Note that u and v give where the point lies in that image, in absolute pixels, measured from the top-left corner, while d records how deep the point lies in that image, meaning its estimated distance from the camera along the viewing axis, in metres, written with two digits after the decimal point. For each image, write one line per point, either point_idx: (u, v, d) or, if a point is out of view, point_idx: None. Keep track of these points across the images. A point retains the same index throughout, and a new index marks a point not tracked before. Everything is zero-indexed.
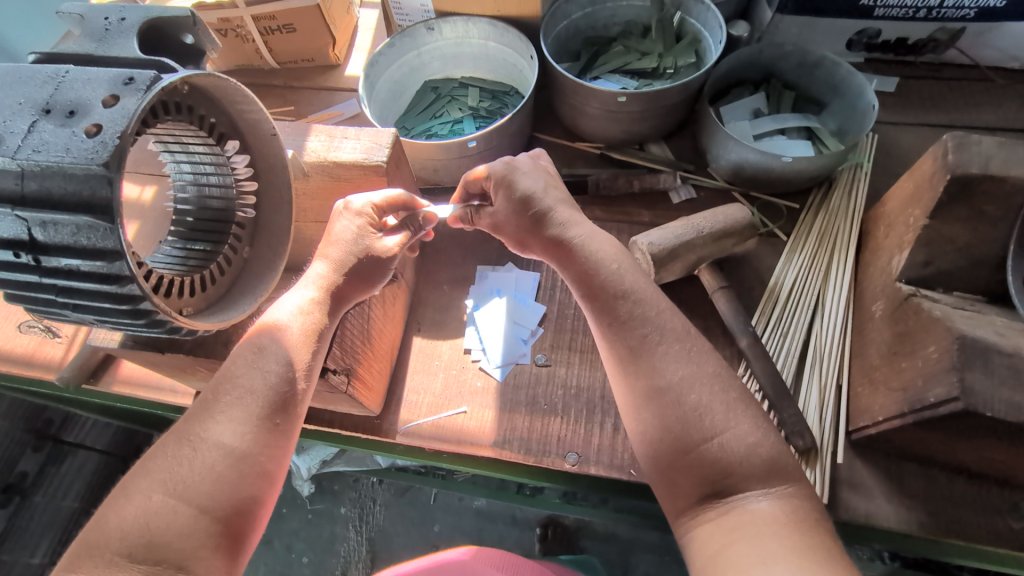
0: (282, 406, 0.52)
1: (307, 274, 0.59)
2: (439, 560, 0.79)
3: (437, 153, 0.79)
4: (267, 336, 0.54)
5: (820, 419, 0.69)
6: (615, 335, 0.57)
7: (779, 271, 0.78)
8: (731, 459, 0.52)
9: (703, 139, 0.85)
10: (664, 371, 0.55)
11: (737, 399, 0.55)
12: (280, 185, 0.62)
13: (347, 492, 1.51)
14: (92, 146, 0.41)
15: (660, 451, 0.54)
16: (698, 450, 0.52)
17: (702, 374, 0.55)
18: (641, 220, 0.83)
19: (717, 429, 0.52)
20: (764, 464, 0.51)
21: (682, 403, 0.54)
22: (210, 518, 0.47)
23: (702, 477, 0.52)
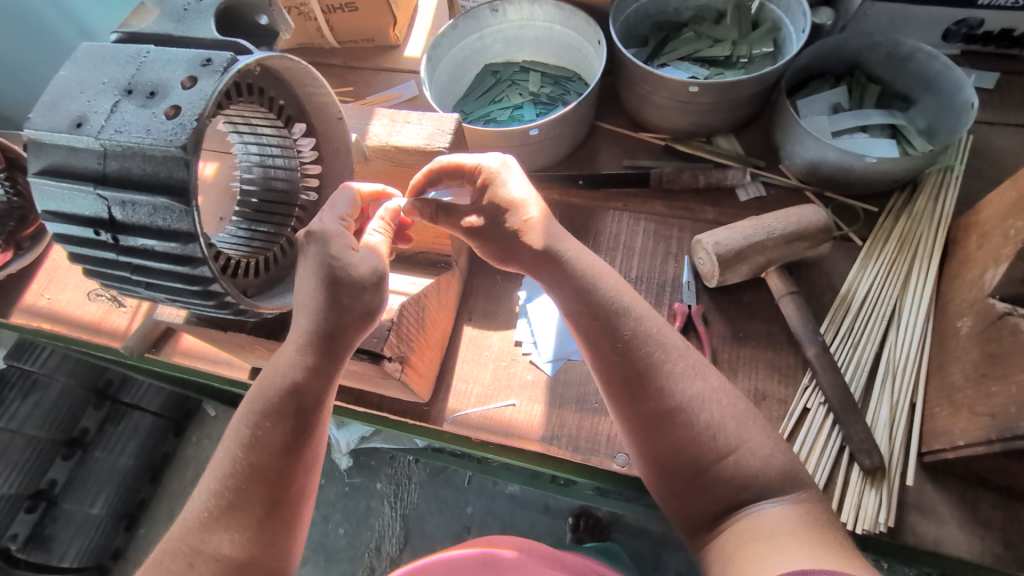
0: (306, 399, 0.53)
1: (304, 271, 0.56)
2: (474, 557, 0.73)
3: (498, 140, 0.77)
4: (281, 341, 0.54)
5: (890, 437, 0.65)
6: (616, 359, 0.57)
7: (852, 278, 0.73)
8: (748, 476, 0.53)
9: (776, 134, 0.80)
10: (675, 388, 0.56)
11: (745, 412, 0.56)
12: (344, 169, 0.62)
13: (383, 468, 1.54)
14: (171, 128, 0.41)
15: (679, 471, 0.55)
16: (715, 469, 0.53)
17: (713, 392, 0.57)
18: (704, 217, 0.79)
19: (732, 448, 0.54)
20: (780, 476, 0.53)
21: (693, 422, 0.54)
22: None
23: (719, 495, 0.53)
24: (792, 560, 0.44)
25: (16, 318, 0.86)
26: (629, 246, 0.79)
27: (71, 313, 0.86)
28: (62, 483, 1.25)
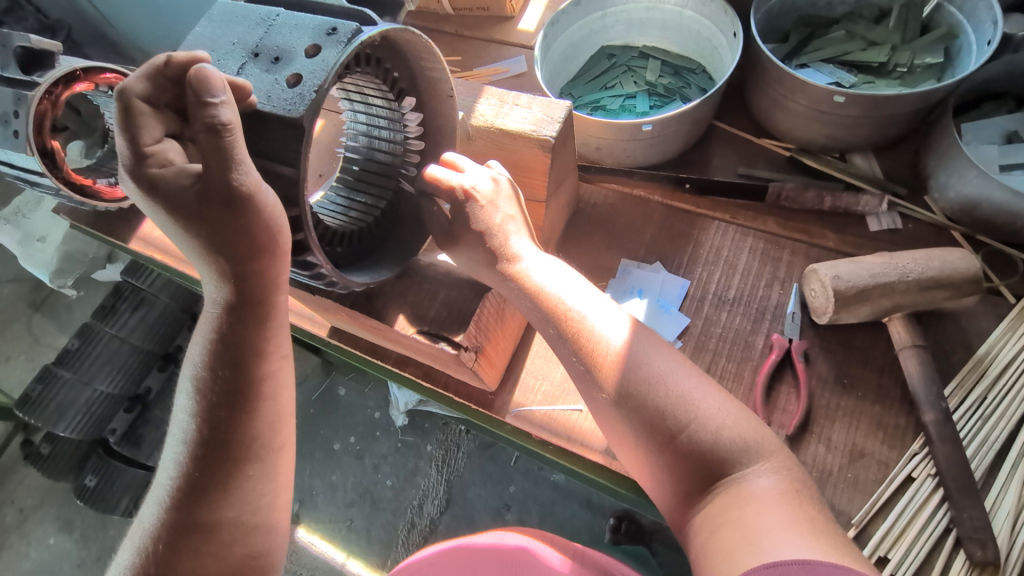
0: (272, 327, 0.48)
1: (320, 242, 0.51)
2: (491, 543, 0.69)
3: (606, 132, 0.73)
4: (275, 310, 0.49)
5: (1012, 530, 0.56)
6: (567, 350, 0.54)
7: (995, 340, 0.63)
8: (714, 451, 0.48)
9: (928, 160, 0.70)
10: (637, 366, 0.51)
11: (699, 380, 0.51)
12: (446, 148, 0.60)
13: (436, 432, 1.57)
14: (291, 97, 0.40)
15: (646, 452, 0.50)
16: (676, 443, 0.48)
17: (663, 354, 0.52)
18: (824, 243, 0.71)
19: (687, 417, 0.48)
20: (736, 443, 0.47)
21: (642, 402, 0.50)
22: None
23: (699, 473, 0.48)
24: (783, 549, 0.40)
25: (132, 244, 0.93)
26: (731, 263, 0.72)
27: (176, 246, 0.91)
28: (156, 391, 1.38)
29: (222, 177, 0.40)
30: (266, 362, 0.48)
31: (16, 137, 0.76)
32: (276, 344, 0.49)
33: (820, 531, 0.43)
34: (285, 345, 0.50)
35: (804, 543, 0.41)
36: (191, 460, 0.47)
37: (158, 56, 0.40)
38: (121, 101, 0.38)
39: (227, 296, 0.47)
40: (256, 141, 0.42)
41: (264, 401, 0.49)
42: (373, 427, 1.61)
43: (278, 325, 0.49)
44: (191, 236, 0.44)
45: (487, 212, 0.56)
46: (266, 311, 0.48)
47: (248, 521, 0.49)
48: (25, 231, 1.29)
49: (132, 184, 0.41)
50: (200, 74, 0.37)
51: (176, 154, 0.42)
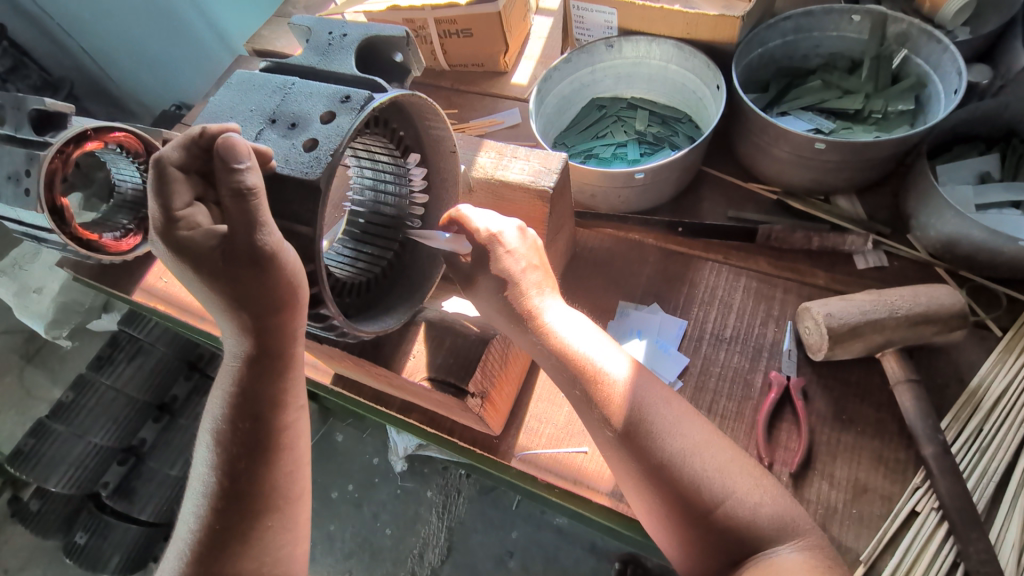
0: (289, 377, 0.50)
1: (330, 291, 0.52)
2: None
3: (601, 180, 0.76)
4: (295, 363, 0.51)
5: (1018, 562, 0.57)
6: (596, 414, 0.53)
7: (985, 372, 0.65)
8: (752, 530, 0.48)
9: (908, 200, 0.74)
10: (677, 441, 0.51)
11: (731, 456, 0.51)
12: (449, 199, 0.62)
13: (435, 477, 1.55)
14: (308, 160, 0.43)
15: (676, 525, 0.50)
16: (712, 519, 0.48)
17: (698, 427, 0.52)
18: (814, 281, 0.74)
19: (726, 495, 0.49)
20: (772, 522, 0.48)
21: (678, 476, 0.49)
22: None
23: (730, 546, 0.48)
24: None
25: (135, 295, 0.94)
26: (726, 303, 0.74)
27: (179, 298, 0.93)
28: (150, 442, 1.35)
29: (248, 239, 0.42)
30: (283, 412, 0.49)
31: (26, 195, 0.78)
32: (293, 395, 0.50)
33: None
34: (300, 396, 0.51)
35: None
36: (211, 513, 0.47)
37: (194, 128, 0.42)
38: (156, 168, 0.41)
39: (247, 349, 0.48)
40: (276, 201, 0.45)
41: (282, 451, 0.49)
42: (372, 473, 1.59)
43: (295, 374, 0.50)
44: (216, 292, 0.45)
45: (513, 261, 0.56)
46: (283, 362, 0.49)
47: (268, 572, 0.48)
48: (21, 283, 1.29)
49: (162, 245, 0.43)
50: (228, 143, 0.39)
51: (204, 218, 0.43)
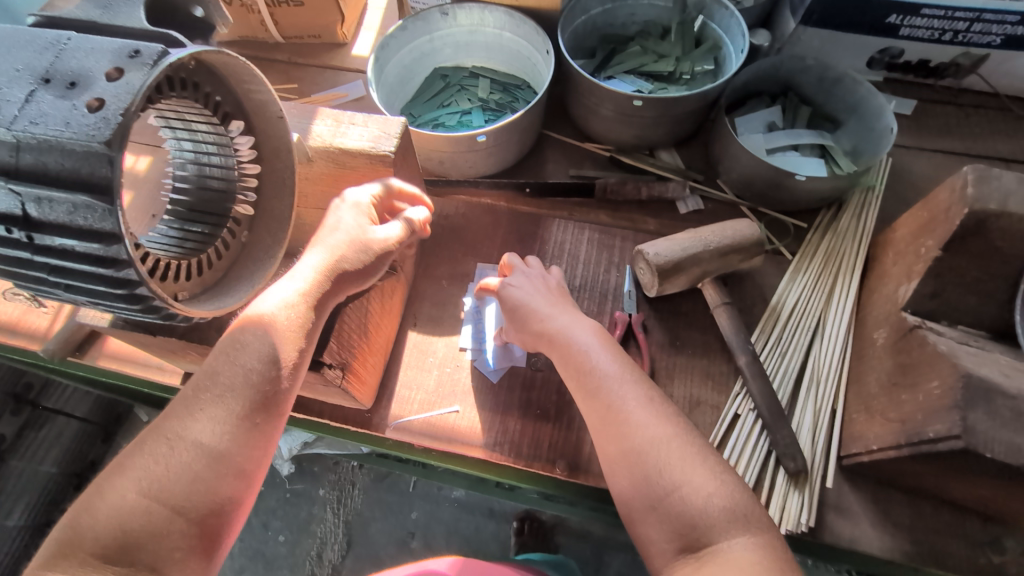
0: (263, 401, 0.47)
1: (299, 265, 0.52)
2: (424, 569, 0.76)
3: (446, 145, 0.77)
4: (248, 332, 0.48)
5: (812, 439, 0.68)
6: (582, 394, 0.59)
7: (781, 290, 0.77)
8: (669, 473, 0.52)
9: (715, 149, 0.84)
10: (615, 405, 0.56)
11: (667, 420, 0.55)
12: (283, 168, 0.60)
13: (327, 475, 1.50)
14: (93, 121, 0.38)
15: (624, 485, 0.54)
16: (635, 461, 0.53)
17: (635, 400, 0.56)
18: (646, 228, 0.82)
19: (648, 440, 0.53)
20: (695, 481, 0.51)
21: (626, 436, 0.54)
22: (186, 519, 0.43)
23: (661, 502, 0.51)
24: None
25: None
26: (573, 254, 0.80)
27: None
28: None
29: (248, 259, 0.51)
30: (285, 405, 0.49)
31: None
32: (239, 437, 0.46)
33: None
34: (253, 437, 0.47)
35: None
36: None
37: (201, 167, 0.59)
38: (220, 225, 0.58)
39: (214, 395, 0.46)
40: (53, 168, 0.40)
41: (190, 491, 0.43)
42: None
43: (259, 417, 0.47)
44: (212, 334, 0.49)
45: (342, 221, 0.56)
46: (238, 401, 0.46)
47: None
48: None
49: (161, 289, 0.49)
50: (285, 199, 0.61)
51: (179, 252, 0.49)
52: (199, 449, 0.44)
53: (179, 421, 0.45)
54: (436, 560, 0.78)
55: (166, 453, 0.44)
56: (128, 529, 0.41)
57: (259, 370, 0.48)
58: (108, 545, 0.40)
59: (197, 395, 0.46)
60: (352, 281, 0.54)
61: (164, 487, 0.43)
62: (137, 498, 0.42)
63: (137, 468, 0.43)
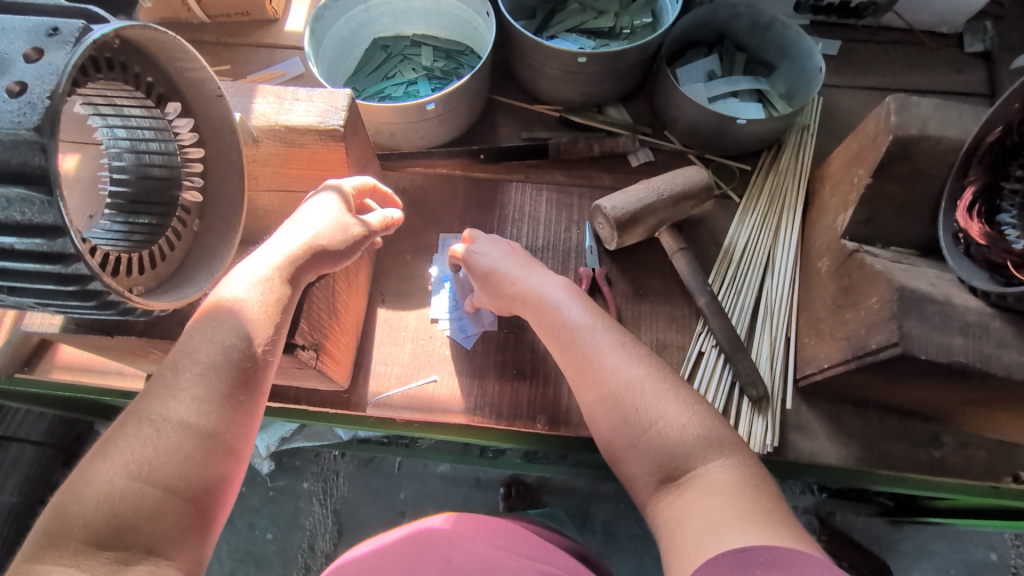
0: (244, 380, 0.48)
1: (269, 251, 0.53)
2: (419, 528, 0.71)
3: (395, 117, 0.76)
4: (217, 314, 0.49)
5: (771, 367, 0.72)
6: (558, 347, 0.61)
7: (732, 231, 0.81)
8: (646, 409, 0.55)
9: (660, 101, 0.86)
10: (592, 354, 0.59)
11: (648, 360, 0.58)
12: (229, 150, 0.58)
13: (308, 467, 1.50)
14: (16, 107, 0.36)
15: (606, 430, 0.56)
16: (613, 403, 0.56)
17: (612, 347, 0.59)
18: (601, 184, 0.84)
19: (622, 380, 0.56)
20: (673, 418, 0.54)
21: (603, 384, 0.57)
22: (181, 498, 0.42)
23: (643, 441, 0.54)
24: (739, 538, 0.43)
25: None
26: (533, 216, 0.81)
27: None
28: None
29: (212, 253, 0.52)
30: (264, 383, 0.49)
31: None
32: (226, 415, 0.46)
33: (777, 516, 0.46)
34: (238, 416, 0.47)
35: (761, 531, 0.44)
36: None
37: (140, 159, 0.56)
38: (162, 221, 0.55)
39: (196, 378, 0.46)
40: None
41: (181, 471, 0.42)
42: None
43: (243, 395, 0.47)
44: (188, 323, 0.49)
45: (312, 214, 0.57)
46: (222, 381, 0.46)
47: None
48: None
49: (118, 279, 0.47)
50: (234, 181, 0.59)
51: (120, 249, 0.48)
52: (187, 428, 0.44)
53: (159, 402, 0.44)
54: (431, 518, 0.73)
55: (152, 433, 0.43)
56: (121, 512, 0.40)
57: (238, 346, 0.48)
58: (102, 530, 0.39)
59: (177, 373, 0.46)
60: (320, 267, 0.56)
61: (154, 468, 0.42)
62: (126, 480, 0.41)
63: (122, 452, 0.42)
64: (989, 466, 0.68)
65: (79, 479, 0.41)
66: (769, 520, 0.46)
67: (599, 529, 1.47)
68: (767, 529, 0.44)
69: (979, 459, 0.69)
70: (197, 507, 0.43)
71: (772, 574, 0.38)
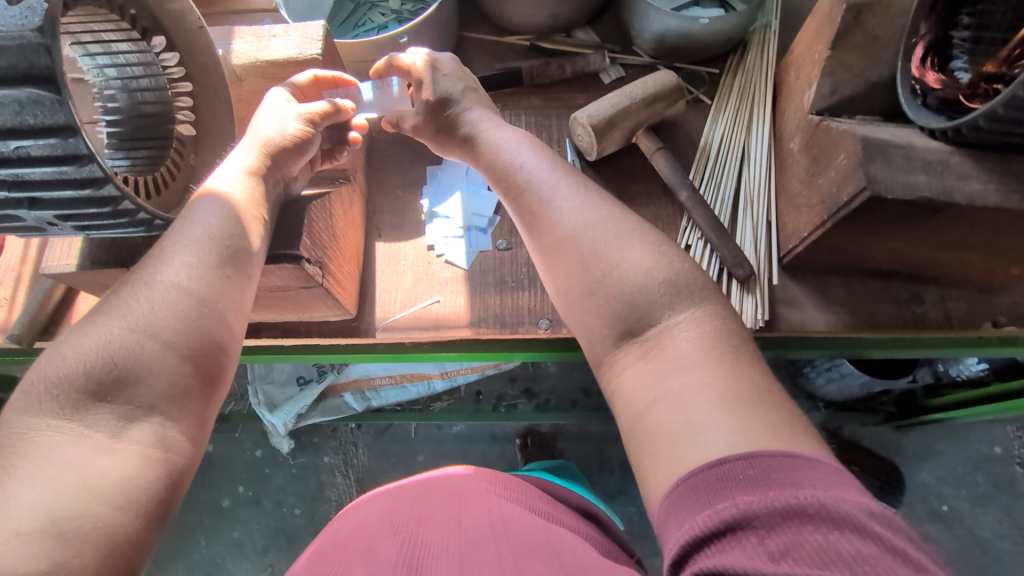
0: (231, 256, 0.53)
1: (240, 148, 0.59)
2: (445, 474, 0.74)
3: (371, 53, 0.79)
4: (206, 207, 0.54)
5: (756, 250, 0.76)
6: (518, 204, 0.64)
7: (707, 131, 0.84)
8: (609, 255, 0.58)
9: (625, 18, 0.89)
10: (552, 209, 0.61)
11: (632, 231, 0.59)
12: (216, 83, 0.61)
13: (327, 442, 1.54)
14: (17, 12, 0.38)
15: (567, 279, 0.59)
16: (570, 248, 0.59)
17: (575, 203, 0.61)
18: (577, 103, 0.87)
19: (583, 226, 0.59)
20: (639, 273, 0.56)
21: (579, 245, 0.59)
22: (178, 355, 0.49)
23: (607, 294, 0.57)
24: (723, 437, 0.46)
25: None
26: None
27: None
28: None
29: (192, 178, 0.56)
30: (252, 264, 0.55)
31: None
32: (213, 289, 0.52)
33: (735, 382, 0.50)
34: (225, 292, 0.53)
35: (732, 420, 0.47)
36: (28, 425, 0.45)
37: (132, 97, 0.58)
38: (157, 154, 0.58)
39: (185, 254, 0.52)
40: None
41: (173, 332, 0.49)
42: (259, 465, 1.53)
43: (229, 277, 0.53)
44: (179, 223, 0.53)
45: (267, 111, 0.62)
46: (210, 254, 0.53)
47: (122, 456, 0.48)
48: None
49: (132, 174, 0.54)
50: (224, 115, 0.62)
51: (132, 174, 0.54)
52: (180, 291, 0.51)
53: (155, 269, 0.51)
54: (454, 468, 0.75)
55: (150, 296, 0.50)
56: (123, 366, 0.47)
57: (216, 230, 0.53)
58: (105, 382, 0.47)
59: (169, 247, 0.52)
60: (289, 159, 0.62)
61: (151, 325, 0.49)
62: (127, 333, 0.48)
63: (125, 311, 0.49)
64: (968, 315, 0.72)
65: (86, 334, 0.49)
66: (744, 405, 0.48)
67: (617, 468, 1.50)
68: (745, 424, 0.47)
69: (960, 310, 0.73)
70: (192, 367, 0.49)
71: (751, 492, 0.42)
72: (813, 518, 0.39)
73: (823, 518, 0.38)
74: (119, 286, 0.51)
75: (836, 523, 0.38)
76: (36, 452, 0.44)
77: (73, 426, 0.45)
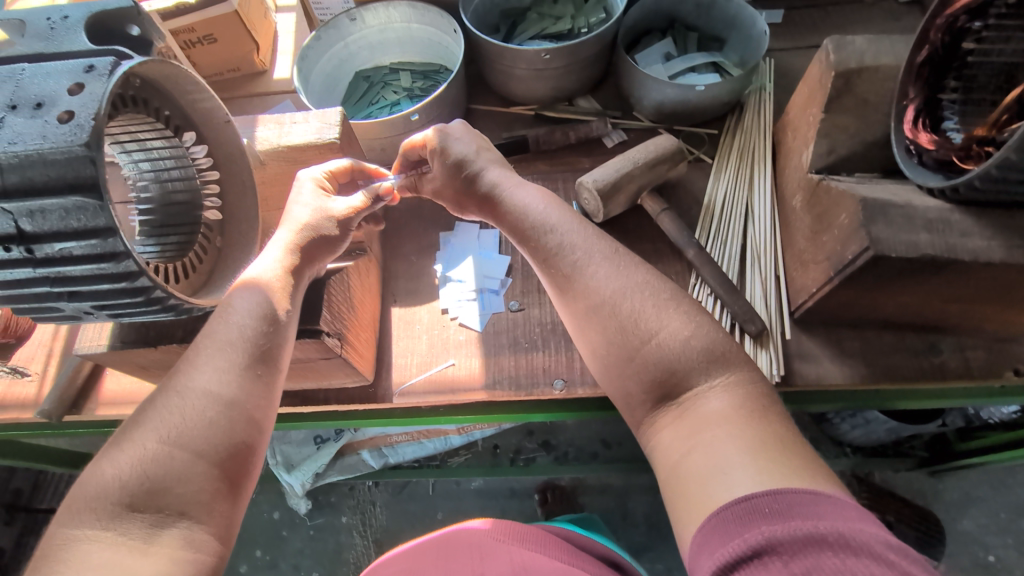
0: (262, 355, 0.56)
1: (275, 240, 0.63)
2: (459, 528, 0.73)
3: (384, 130, 0.83)
4: (247, 292, 0.57)
5: (767, 305, 0.77)
6: (551, 267, 0.65)
7: (711, 189, 0.86)
8: (647, 322, 0.58)
9: (624, 86, 0.93)
10: (587, 275, 0.62)
11: (669, 300, 0.60)
12: (241, 170, 0.65)
13: (345, 501, 1.52)
14: (68, 130, 0.42)
15: (604, 345, 0.60)
16: (608, 314, 0.60)
17: (611, 272, 0.62)
18: (582, 166, 0.90)
19: (621, 293, 0.60)
20: (676, 341, 0.57)
21: (618, 312, 0.59)
22: (208, 462, 0.50)
23: (646, 363, 0.57)
24: (741, 484, 0.46)
25: None
26: None
27: None
28: None
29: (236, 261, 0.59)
30: (281, 359, 0.57)
31: None
32: (242, 392, 0.54)
33: (771, 441, 0.49)
34: (253, 395, 0.54)
35: (757, 462, 0.47)
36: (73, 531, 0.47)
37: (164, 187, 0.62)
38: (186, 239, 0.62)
39: (216, 360, 0.54)
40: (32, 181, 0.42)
41: (203, 438, 0.51)
42: (277, 527, 1.52)
43: (257, 380, 0.55)
44: (212, 329, 0.56)
45: (298, 201, 0.65)
46: (240, 358, 0.55)
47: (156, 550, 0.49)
48: None
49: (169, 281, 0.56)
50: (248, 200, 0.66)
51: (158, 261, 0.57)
52: (211, 397, 0.52)
53: (187, 376, 0.53)
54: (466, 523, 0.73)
55: (182, 405, 0.52)
56: (154, 475, 0.48)
57: (253, 327, 0.56)
58: (137, 492, 0.48)
59: (202, 351, 0.55)
60: (321, 247, 0.64)
61: (182, 435, 0.50)
62: (159, 445, 0.50)
63: (157, 422, 0.51)
64: (989, 365, 0.71)
65: (121, 447, 0.50)
66: (771, 451, 0.48)
67: (641, 522, 1.46)
68: (771, 467, 0.47)
69: (980, 359, 0.72)
70: (220, 471, 0.51)
71: (776, 523, 0.42)
72: (832, 544, 0.39)
73: (841, 545, 0.38)
74: (153, 394, 0.54)
75: (853, 549, 0.38)
76: (75, 561, 0.45)
77: (108, 535, 0.46)
